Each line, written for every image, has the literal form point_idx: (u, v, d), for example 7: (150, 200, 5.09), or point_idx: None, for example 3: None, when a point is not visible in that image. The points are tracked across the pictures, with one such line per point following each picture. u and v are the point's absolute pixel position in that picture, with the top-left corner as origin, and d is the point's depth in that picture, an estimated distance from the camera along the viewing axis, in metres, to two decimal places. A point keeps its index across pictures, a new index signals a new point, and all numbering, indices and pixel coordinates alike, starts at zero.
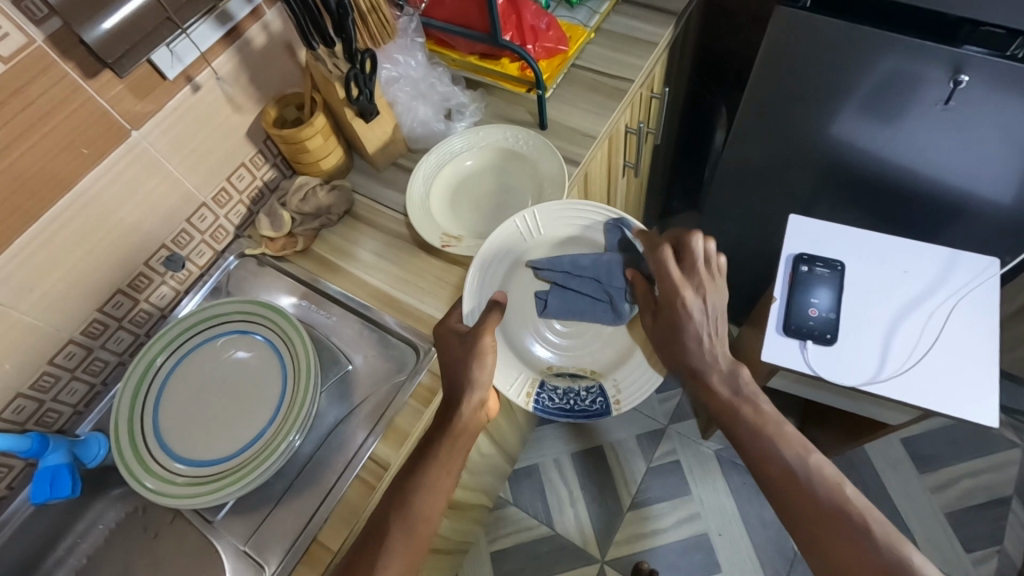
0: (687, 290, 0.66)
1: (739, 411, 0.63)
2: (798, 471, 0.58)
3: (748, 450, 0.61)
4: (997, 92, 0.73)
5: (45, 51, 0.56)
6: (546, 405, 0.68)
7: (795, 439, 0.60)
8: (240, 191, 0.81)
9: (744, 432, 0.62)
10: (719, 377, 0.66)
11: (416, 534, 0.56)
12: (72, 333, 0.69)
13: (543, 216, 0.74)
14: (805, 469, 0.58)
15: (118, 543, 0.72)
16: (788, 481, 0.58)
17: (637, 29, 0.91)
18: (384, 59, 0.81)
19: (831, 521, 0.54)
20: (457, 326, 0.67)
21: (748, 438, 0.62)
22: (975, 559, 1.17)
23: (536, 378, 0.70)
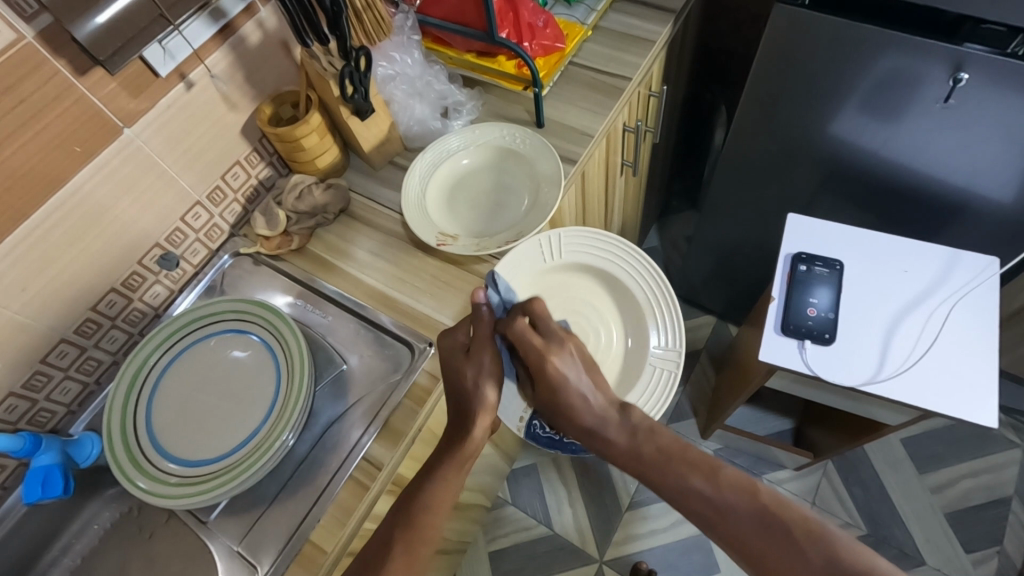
0: (556, 358, 0.63)
1: (641, 455, 0.59)
2: (714, 500, 0.56)
3: (669, 497, 0.58)
4: (996, 90, 0.72)
5: (36, 48, 0.55)
6: (538, 433, 0.69)
7: (702, 462, 0.58)
8: (235, 189, 0.80)
9: (654, 478, 0.59)
10: (612, 429, 0.61)
11: (419, 552, 0.56)
12: (64, 332, 0.68)
13: (565, 241, 0.74)
14: (723, 498, 0.55)
15: (112, 543, 0.72)
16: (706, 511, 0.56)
17: (634, 26, 0.91)
18: (380, 56, 0.80)
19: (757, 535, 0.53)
20: (461, 340, 0.65)
21: (653, 476, 0.59)
22: (975, 560, 1.16)
23: (531, 405, 0.70)
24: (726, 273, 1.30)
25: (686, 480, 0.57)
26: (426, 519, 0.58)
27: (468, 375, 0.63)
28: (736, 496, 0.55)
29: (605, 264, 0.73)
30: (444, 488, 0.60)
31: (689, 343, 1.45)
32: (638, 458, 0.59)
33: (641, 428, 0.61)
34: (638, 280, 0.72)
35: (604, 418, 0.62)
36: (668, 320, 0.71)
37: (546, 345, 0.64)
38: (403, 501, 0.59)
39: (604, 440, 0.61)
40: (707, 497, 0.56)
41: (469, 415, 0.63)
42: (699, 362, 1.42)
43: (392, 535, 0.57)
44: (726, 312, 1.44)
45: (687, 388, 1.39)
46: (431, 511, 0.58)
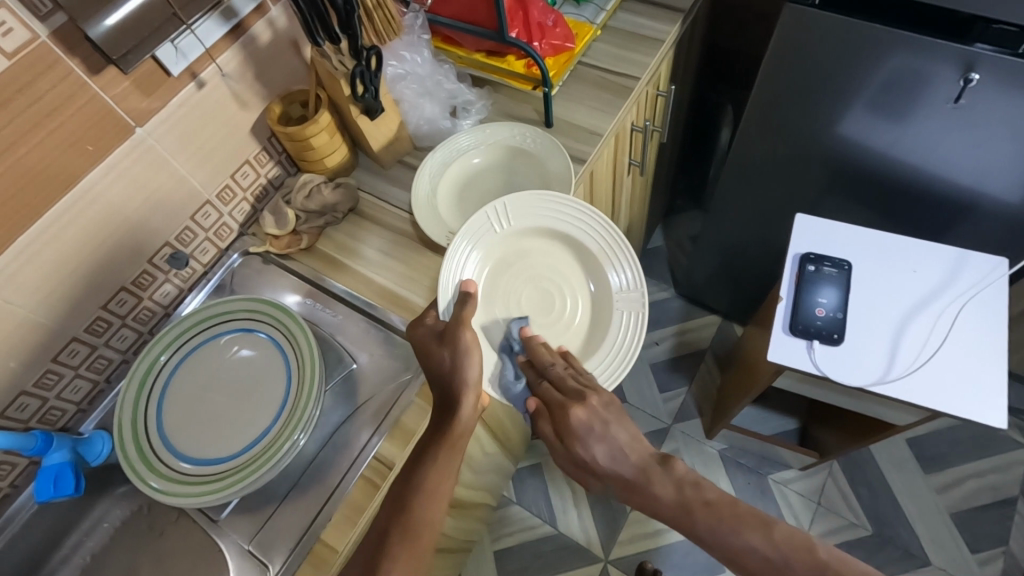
0: (578, 409, 0.62)
1: (691, 512, 0.53)
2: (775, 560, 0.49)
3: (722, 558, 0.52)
4: (1006, 90, 0.72)
5: (50, 47, 0.55)
6: (518, 386, 0.67)
7: (755, 517, 0.51)
8: (244, 188, 0.80)
9: (708, 537, 0.52)
10: (657, 484, 0.57)
11: (419, 541, 0.54)
12: (76, 331, 0.68)
13: (516, 204, 0.72)
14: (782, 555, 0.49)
15: (122, 541, 0.72)
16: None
17: (643, 26, 0.91)
18: (389, 55, 0.80)
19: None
20: (432, 325, 0.66)
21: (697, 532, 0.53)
22: (981, 560, 1.16)
23: (507, 361, 0.69)
24: (732, 273, 1.30)
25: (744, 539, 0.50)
26: (421, 507, 0.56)
27: (444, 360, 0.63)
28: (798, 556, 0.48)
29: (558, 221, 0.72)
30: (438, 473, 0.58)
31: (695, 343, 1.45)
32: (688, 509, 0.54)
33: (688, 483, 0.56)
34: (588, 233, 0.71)
35: (647, 472, 0.58)
36: (622, 259, 0.70)
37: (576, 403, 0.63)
38: (398, 490, 0.58)
39: (651, 495, 0.57)
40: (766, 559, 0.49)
41: (455, 400, 0.62)
42: (704, 362, 1.42)
43: (390, 524, 0.55)
44: (731, 312, 1.44)
45: (692, 388, 1.39)
46: (429, 498, 0.57)
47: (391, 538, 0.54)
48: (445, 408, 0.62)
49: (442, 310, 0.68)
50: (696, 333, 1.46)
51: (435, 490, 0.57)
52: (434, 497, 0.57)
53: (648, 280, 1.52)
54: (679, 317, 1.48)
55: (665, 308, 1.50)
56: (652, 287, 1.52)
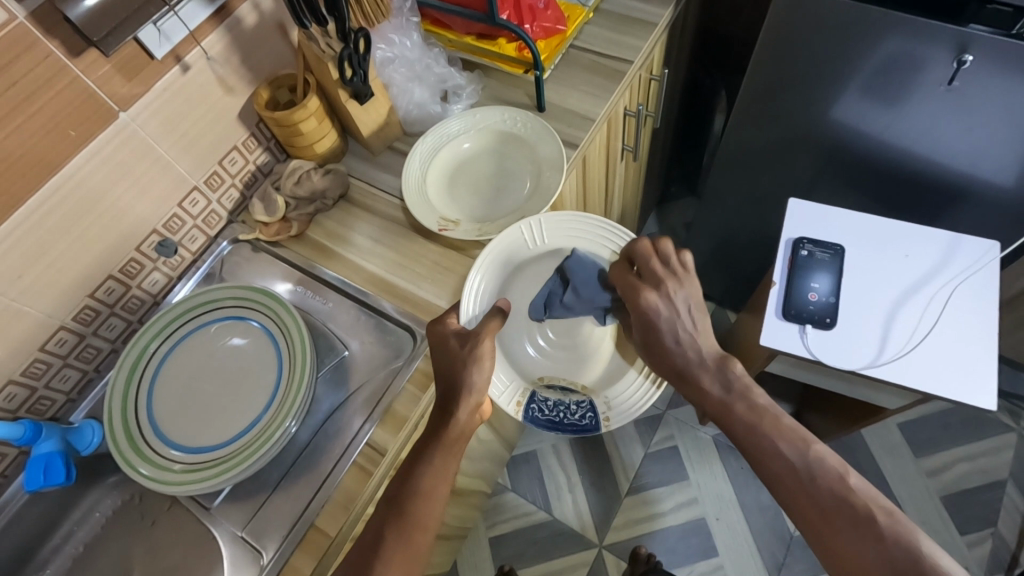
0: (650, 291, 0.66)
1: (733, 409, 0.60)
2: (799, 466, 0.54)
3: (747, 450, 0.58)
4: (1000, 72, 0.72)
5: (29, 28, 0.54)
6: (537, 418, 0.69)
7: (796, 433, 0.56)
8: (232, 174, 0.79)
9: (741, 430, 0.58)
10: (709, 377, 0.62)
11: (414, 539, 0.54)
12: (63, 319, 0.67)
13: (550, 225, 0.74)
14: (808, 465, 0.54)
15: (115, 530, 0.72)
16: (793, 486, 0.54)
17: (636, 9, 0.90)
18: (378, 39, 0.79)
19: (841, 519, 0.51)
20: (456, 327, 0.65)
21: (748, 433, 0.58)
22: (970, 541, 1.18)
23: (527, 389, 0.70)
24: (726, 259, 1.30)
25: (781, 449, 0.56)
26: (417, 510, 0.55)
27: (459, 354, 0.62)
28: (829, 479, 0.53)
29: (590, 245, 0.74)
30: (435, 476, 0.57)
31: None
32: (730, 411, 0.60)
33: (739, 386, 0.61)
34: None
35: (702, 367, 0.63)
36: None
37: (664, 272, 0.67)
38: (395, 492, 0.57)
39: (700, 386, 0.62)
40: (798, 473, 0.54)
41: (454, 399, 0.60)
42: None
43: (384, 525, 0.55)
44: (725, 299, 1.44)
45: None
46: (425, 499, 0.56)
47: (387, 534, 0.54)
48: (451, 401, 0.61)
49: (467, 319, 0.69)
50: None
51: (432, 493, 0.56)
52: (429, 497, 0.56)
53: None
54: None
55: None
56: None
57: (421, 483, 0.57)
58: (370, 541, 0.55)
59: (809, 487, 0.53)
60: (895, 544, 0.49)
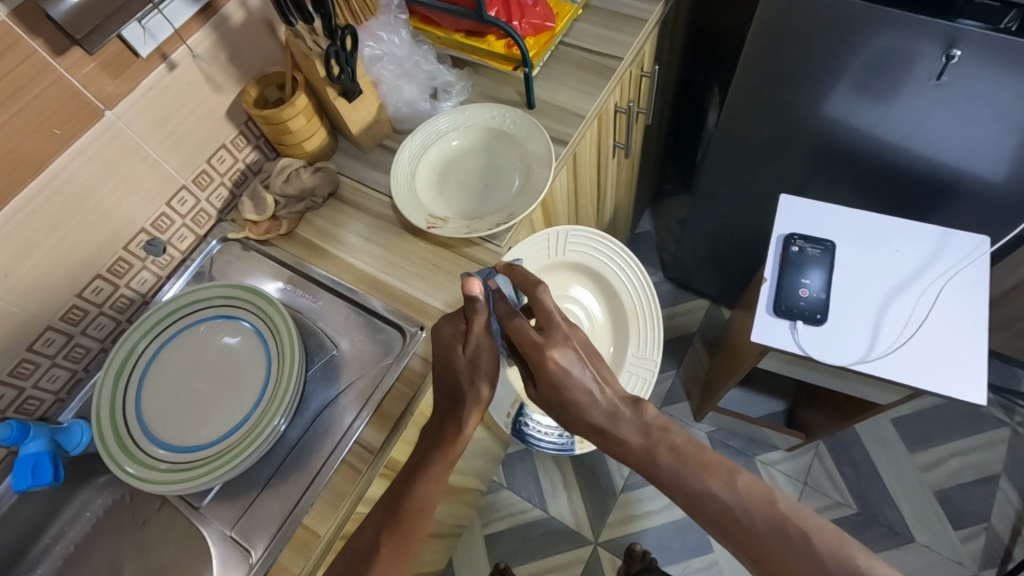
0: (555, 351, 0.59)
1: (656, 460, 0.57)
2: (733, 506, 0.54)
3: (676, 498, 0.56)
4: (988, 66, 0.72)
5: (10, 26, 0.54)
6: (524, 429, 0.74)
7: (721, 467, 0.56)
8: (221, 173, 0.79)
9: (667, 477, 0.56)
10: (623, 428, 0.59)
11: (406, 554, 0.56)
12: (50, 319, 0.67)
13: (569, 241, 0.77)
14: (741, 503, 0.54)
15: (106, 530, 0.72)
16: (729, 523, 0.54)
17: (626, 5, 0.89)
18: (367, 36, 0.79)
19: (778, 544, 0.52)
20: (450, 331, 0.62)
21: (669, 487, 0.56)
22: (963, 536, 1.18)
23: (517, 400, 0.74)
24: (719, 256, 1.30)
25: (704, 484, 0.55)
26: (417, 519, 0.57)
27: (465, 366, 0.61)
28: (757, 507, 0.53)
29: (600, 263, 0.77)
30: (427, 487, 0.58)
31: (683, 327, 1.46)
32: (649, 458, 0.57)
33: (655, 427, 0.58)
34: (626, 286, 0.76)
35: (616, 417, 0.59)
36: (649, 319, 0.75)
37: (547, 338, 0.60)
38: (392, 500, 0.58)
39: (619, 442, 0.59)
40: (729, 510, 0.54)
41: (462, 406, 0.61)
42: (692, 345, 1.43)
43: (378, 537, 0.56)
44: (720, 296, 1.44)
45: (680, 371, 1.40)
46: (420, 514, 0.57)
47: (379, 550, 0.55)
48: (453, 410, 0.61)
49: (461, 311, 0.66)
50: (685, 317, 1.46)
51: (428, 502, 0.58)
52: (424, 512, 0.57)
53: None
54: (668, 301, 1.49)
55: None
56: None
57: (418, 499, 0.58)
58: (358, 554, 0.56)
59: (744, 527, 0.53)
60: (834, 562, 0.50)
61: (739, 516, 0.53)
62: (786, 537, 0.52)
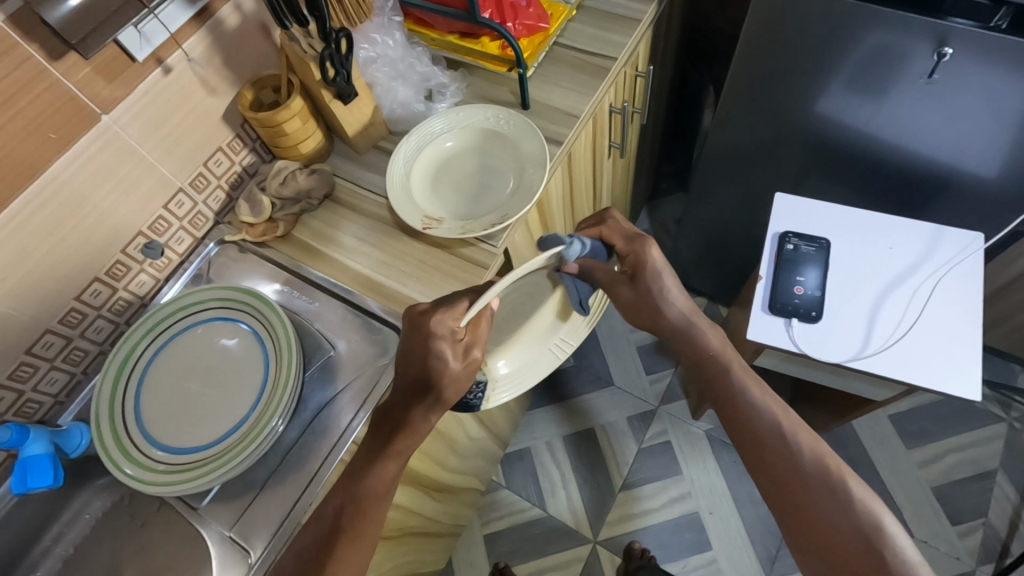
0: (653, 247, 0.71)
1: (730, 370, 0.67)
2: (780, 429, 0.62)
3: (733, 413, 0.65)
4: (979, 64, 0.72)
5: (6, 32, 0.54)
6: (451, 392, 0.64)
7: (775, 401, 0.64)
8: (218, 176, 0.79)
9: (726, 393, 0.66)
10: (703, 336, 0.70)
11: (364, 538, 0.55)
12: (49, 323, 0.68)
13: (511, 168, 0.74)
14: (791, 431, 0.61)
15: (105, 532, 0.72)
16: (772, 444, 0.61)
17: (620, 5, 0.90)
18: (361, 38, 0.79)
19: (809, 478, 0.59)
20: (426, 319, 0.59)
21: (731, 394, 0.65)
22: (961, 531, 1.19)
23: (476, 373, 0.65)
24: (716, 254, 1.30)
25: (765, 404, 0.64)
26: (374, 507, 0.56)
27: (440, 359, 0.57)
28: (804, 439, 0.61)
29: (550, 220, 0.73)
30: (387, 474, 0.57)
31: None
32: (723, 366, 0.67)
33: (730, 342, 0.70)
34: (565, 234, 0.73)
35: (693, 323, 0.71)
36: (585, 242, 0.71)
37: (633, 240, 0.72)
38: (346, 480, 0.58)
39: (696, 339, 0.70)
40: (781, 433, 0.61)
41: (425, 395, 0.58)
42: None
43: (337, 521, 0.56)
44: (717, 294, 1.44)
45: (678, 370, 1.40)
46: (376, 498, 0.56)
47: (337, 540, 0.55)
48: (415, 398, 0.58)
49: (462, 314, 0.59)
50: None
51: (386, 488, 0.57)
52: (384, 493, 0.57)
53: None
54: None
55: None
56: None
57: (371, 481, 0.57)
58: (328, 524, 0.56)
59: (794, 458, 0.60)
60: (862, 512, 0.56)
61: (788, 443, 0.61)
62: (824, 480, 0.58)
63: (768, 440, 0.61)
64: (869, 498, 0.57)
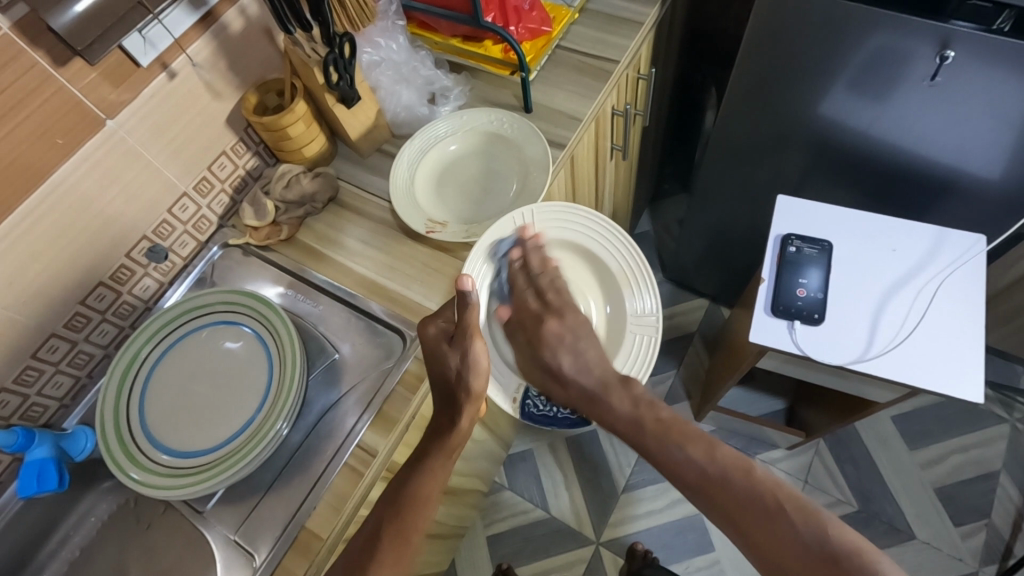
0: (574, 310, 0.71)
1: (643, 423, 0.67)
2: (709, 469, 0.62)
3: (663, 466, 0.65)
4: (981, 66, 0.72)
5: (12, 38, 0.54)
6: (532, 413, 0.70)
7: (700, 439, 0.65)
8: (222, 179, 0.79)
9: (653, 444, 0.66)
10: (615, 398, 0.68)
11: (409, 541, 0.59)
12: (54, 327, 0.68)
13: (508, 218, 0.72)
14: (717, 465, 0.62)
15: (110, 534, 0.72)
16: (708, 485, 0.62)
17: (622, 8, 0.90)
18: (365, 42, 0.79)
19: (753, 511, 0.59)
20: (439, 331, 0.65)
21: (654, 448, 0.66)
22: (964, 533, 1.18)
23: (521, 384, 0.71)
24: (717, 256, 1.31)
25: (685, 451, 0.64)
26: (422, 510, 0.61)
27: (454, 365, 0.63)
28: (734, 472, 0.62)
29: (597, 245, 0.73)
30: (434, 480, 0.62)
31: (683, 327, 1.46)
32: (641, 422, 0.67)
33: (643, 401, 0.67)
34: (610, 251, 0.72)
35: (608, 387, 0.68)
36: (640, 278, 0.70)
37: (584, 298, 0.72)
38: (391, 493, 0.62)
39: (609, 405, 0.68)
40: (706, 472, 0.62)
41: (457, 405, 0.64)
42: (692, 344, 1.43)
43: (380, 528, 0.59)
44: (719, 295, 1.44)
45: (681, 371, 1.40)
46: (420, 504, 0.61)
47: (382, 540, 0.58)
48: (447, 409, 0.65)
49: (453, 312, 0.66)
50: (684, 317, 1.47)
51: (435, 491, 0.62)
52: (420, 502, 0.61)
53: None
54: (668, 301, 1.49)
55: None
56: None
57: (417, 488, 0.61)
58: (367, 536, 0.59)
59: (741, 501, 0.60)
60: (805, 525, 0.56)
61: (723, 479, 0.61)
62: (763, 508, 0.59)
63: (706, 483, 0.62)
64: (809, 513, 0.57)
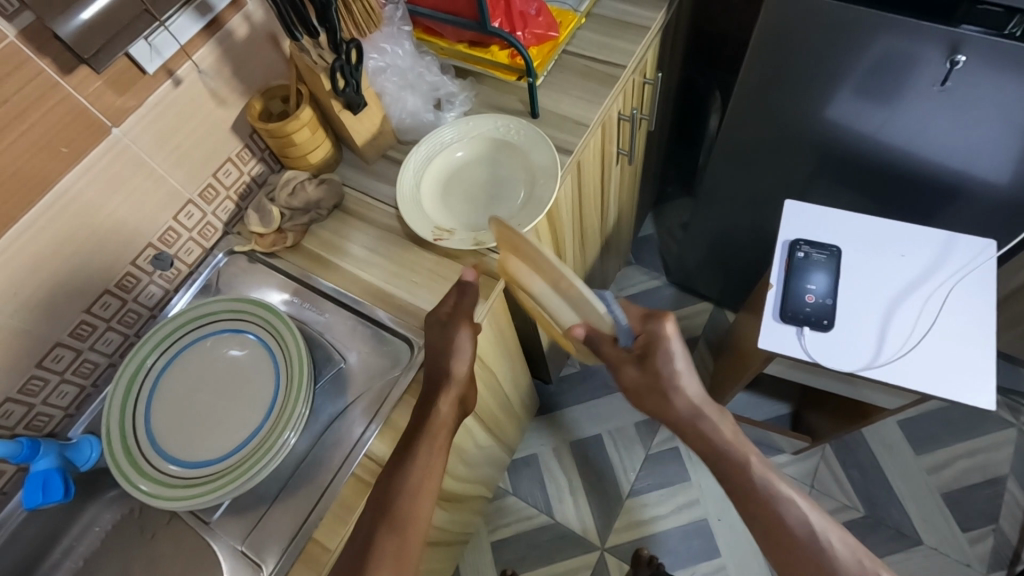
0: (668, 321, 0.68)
1: (740, 464, 0.66)
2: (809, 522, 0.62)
3: (750, 508, 0.64)
4: (992, 71, 0.72)
5: (18, 46, 0.54)
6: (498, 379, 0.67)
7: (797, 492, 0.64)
8: (227, 186, 0.79)
9: (745, 480, 0.65)
10: (715, 420, 0.68)
11: (406, 534, 0.58)
12: (59, 336, 0.67)
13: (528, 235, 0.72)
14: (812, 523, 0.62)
15: (114, 544, 0.72)
16: (786, 537, 0.62)
17: (629, 13, 0.90)
18: (371, 48, 0.79)
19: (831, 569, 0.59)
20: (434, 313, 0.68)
21: (744, 488, 0.65)
22: (971, 538, 1.18)
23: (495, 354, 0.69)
24: (722, 260, 1.30)
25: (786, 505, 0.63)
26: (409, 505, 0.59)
27: (437, 344, 0.66)
28: (832, 530, 0.62)
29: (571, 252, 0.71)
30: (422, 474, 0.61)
31: (688, 330, 1.45)
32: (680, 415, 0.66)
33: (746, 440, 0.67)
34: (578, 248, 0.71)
35: (706, 410, 0.69)
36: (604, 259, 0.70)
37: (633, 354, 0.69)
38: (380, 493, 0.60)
39: (709, 426, 0.68)
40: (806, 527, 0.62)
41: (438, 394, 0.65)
42: (697, 348, 1.43)
43: (374, 528, 0.58)
44: (724, 299, 1.44)
45: None
46: (411, 495, 0.60)
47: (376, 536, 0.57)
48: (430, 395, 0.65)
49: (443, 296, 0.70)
50: (689, 321, 1.46)
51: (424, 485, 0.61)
52: (420, 493, 0.60)
53: (641, 268, 1.53)
54: (672, 305, 1.48)
55: (658, 296, 1.50)
56: (644, 275, 1.52)
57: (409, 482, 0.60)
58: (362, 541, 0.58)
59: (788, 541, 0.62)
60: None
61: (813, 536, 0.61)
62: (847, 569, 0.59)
63: (789, 539, 0.62)
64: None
